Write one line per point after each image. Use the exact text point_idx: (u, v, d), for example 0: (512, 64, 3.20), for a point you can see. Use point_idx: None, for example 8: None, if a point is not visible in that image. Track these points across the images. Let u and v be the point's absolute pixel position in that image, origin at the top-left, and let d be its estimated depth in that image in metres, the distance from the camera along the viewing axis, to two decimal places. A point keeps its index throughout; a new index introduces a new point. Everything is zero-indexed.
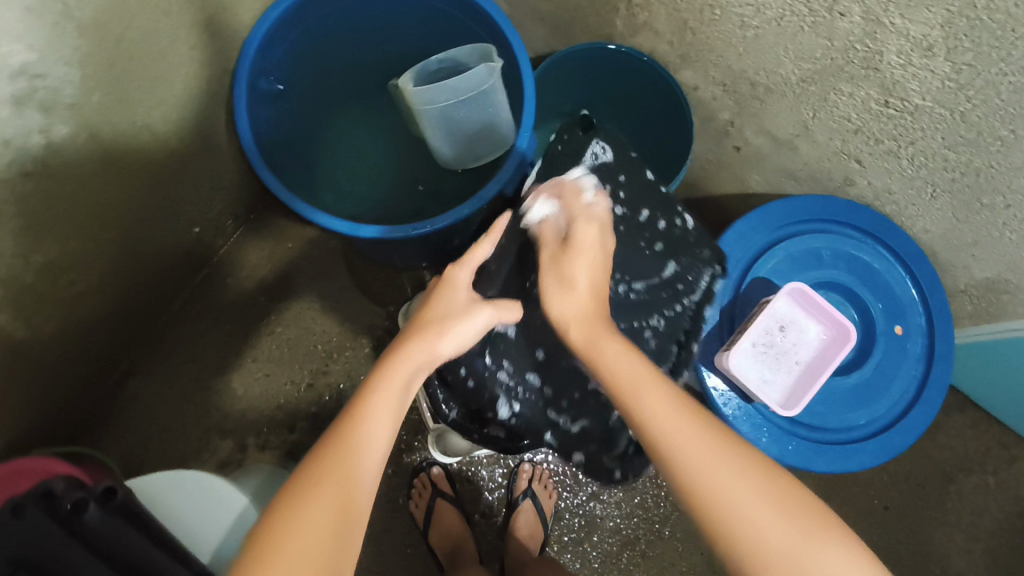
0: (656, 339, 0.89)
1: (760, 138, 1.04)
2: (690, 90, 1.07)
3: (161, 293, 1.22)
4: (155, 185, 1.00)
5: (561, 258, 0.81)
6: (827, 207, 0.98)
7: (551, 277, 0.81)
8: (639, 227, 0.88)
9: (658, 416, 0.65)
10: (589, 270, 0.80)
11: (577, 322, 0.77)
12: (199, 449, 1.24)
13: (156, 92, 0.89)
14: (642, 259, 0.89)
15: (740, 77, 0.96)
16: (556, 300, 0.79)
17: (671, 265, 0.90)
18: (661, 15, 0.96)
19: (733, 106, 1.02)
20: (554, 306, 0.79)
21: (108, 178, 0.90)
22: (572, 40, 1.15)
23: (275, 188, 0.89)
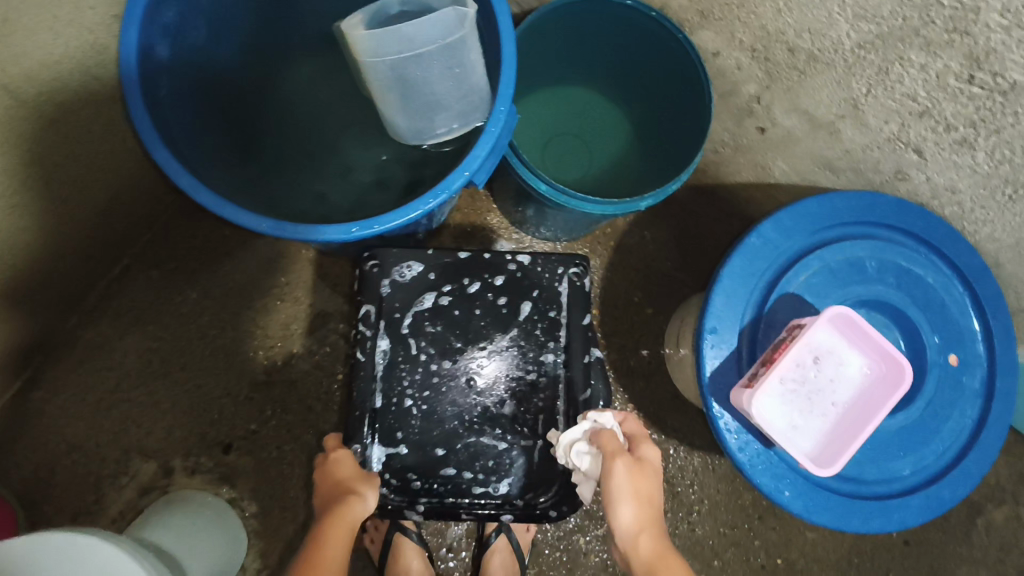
0: (510, 399, 0.68)
1: (792, 118, 0.85)
2: (709, 56, 0.87)
3: (65, 289, 1.02)
4: (34, 163, 0.79)
5: (638, 471, 0.59)
6: (872, 206, 0.80)
7: (626, 494, 0.58)
8: (466, 300, 0.69)
9: None
10: (659, 491, 0.60)
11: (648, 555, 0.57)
12: (115, 473, 1.06)
13: (17, 42, 0.68)
14: (471, 323, 0.69)
15: (776, 41, 0.76)
16: (625, 515, 0.58)
17: (526, 304, 0.70)
18: None
19: (762, 77, 0.83)
20: (624, 519, 0.58)
21: None
22: None
23: (171, 171, 0.66)
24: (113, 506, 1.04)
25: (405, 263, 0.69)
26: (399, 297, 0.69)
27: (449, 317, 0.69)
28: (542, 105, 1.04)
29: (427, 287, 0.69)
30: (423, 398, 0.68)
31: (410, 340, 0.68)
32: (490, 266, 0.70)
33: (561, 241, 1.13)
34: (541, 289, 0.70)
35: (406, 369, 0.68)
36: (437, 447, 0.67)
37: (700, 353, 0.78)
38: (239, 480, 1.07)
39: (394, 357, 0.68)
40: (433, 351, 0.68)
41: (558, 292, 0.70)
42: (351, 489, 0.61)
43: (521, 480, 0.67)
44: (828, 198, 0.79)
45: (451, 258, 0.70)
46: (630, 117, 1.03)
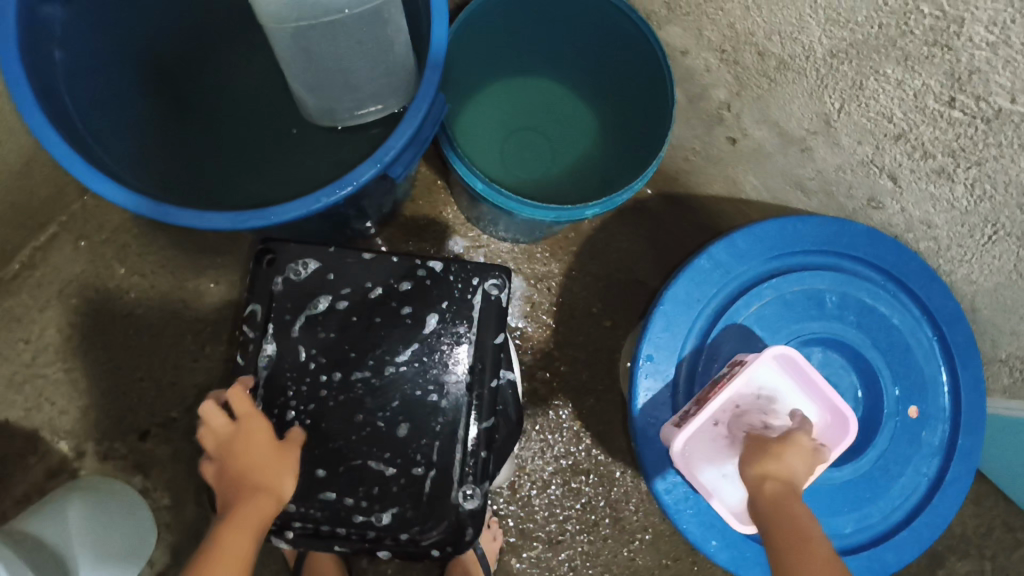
0: (404, 419, 0.62)
1: (763, 131, 0.76)
2: (678, 55, 0.79)
3: None
4: None
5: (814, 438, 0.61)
6: (838, 235, 0.72)
7: (788, 443, 0.58)
8: (365, 308, 0.64)
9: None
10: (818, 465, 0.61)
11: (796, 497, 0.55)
12: (24, 452, 1.00)
13: None
14: (370, 335, 0.63)
15: (746, 41, 0.68)
16: (793, 462, 0.57)
17: (431, 317, 0.64)
18: None
19: (731, 82, 0.75)
20: (790, 466, 0.57)
21: None
22: None
23: (46, 138, 0.58)
24: (19, 487, 0.99)
25: (300, 261, 0.64)
26: (291, 298, 0.63)
27: (344, 324, 0.63)
28: (502, 95, 0.96)
29: (323, 291, 0.64)
30: (308, 411, 0.62)
31: (299, 346, 0.63)
32: (399, 272, 0.64)
33: (518, 242, 1.05)
34: (451, 301, 0.64)
35: (293, 377, 0.63)
36: (319, 467, 0.62)
37: (633, 382, 0.70)
38: (153, 469, 1.01)
39: (279, 366, 0.63)
40: (324, 359, 0.63)
41: (470, 305, 0.64)
42: (268, 477, 0.56)
43: (410, 510, 0.61)
44: (791, 223, 0.71)
45: (353, 262, 0.65)
46: (597, 115, 0.95)
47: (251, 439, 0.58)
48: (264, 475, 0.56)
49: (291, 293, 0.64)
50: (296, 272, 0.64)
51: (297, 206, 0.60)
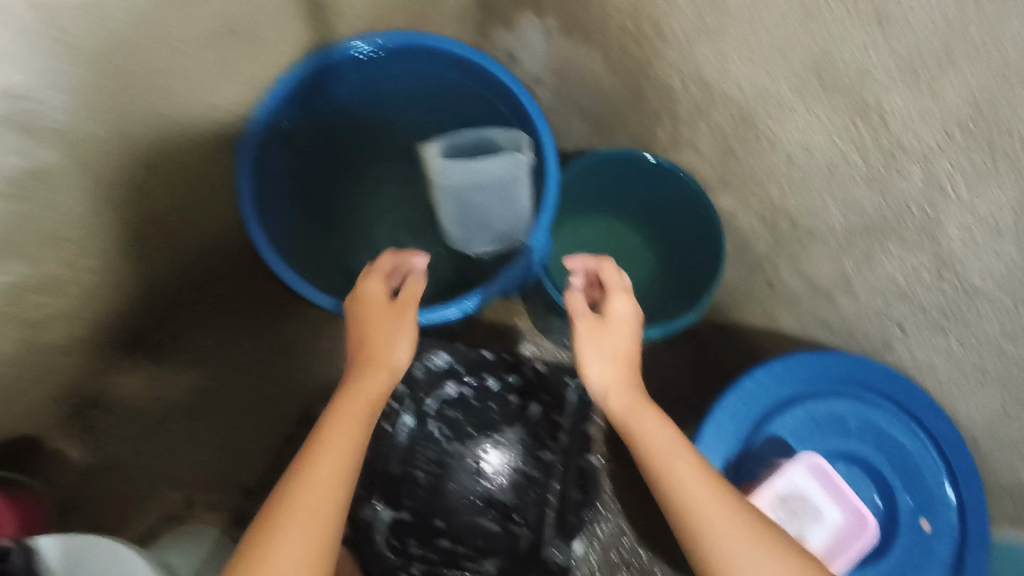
0: (509, 477, 0.94)
1: (796, 280, 0.96)
2: (728, 216, 1.00)
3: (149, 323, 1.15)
4: (155, 220, 0.95)
5: (598, 334, 0.72)
6: (862, 370, 0.87)
7: (597, 352, 0.72)
8: (486, 396, 0.96)
9: (697, 487, 0.63)
10: (621, 343, 0.73)
11: (616, 390, 0.71)
12: (145, 497, 1.16)
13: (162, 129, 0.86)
14: (489, 415, 0.95)
15: (782, 214, 0.89)
16: (595, 369, 0.71)
17: (534, 405, 0.96)
18: (705, 136, 0.91)
19: (771, 241, 0.95)
20: (597, 372, 0.71)
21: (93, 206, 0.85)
22: (611, 141, 1.11)
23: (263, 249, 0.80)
24: (137, 528, 1.14)
25: (434, 359, 0.92)
26: (430, 385, 0.93)
27: (471, 405, 0.95)
28: (580, 232, 1.18)
29: (454, 381, 0.94)
30: (442, 467, 0.93)
31: (438, 420, 0.94)
32: (509, 373, 0.96)
33: None
34: (547, 397, 0.96)
35: (434, 441, 0.94)
36: (445, 515, 0.93)
37: None
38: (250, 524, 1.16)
39: (423, 434, 0.93)
40: (455, 431, 0.94)
41: (565, 399, 0.96)
42: (382, 349, 0.73)
43: (505, 545, 0.93)
44: (821, 357, 0.87)
45: (475, 364, 0.95)
46: (658, 254, 1.15)
47: (371, 309, 0.76)
48: (383, 345, 0.73)
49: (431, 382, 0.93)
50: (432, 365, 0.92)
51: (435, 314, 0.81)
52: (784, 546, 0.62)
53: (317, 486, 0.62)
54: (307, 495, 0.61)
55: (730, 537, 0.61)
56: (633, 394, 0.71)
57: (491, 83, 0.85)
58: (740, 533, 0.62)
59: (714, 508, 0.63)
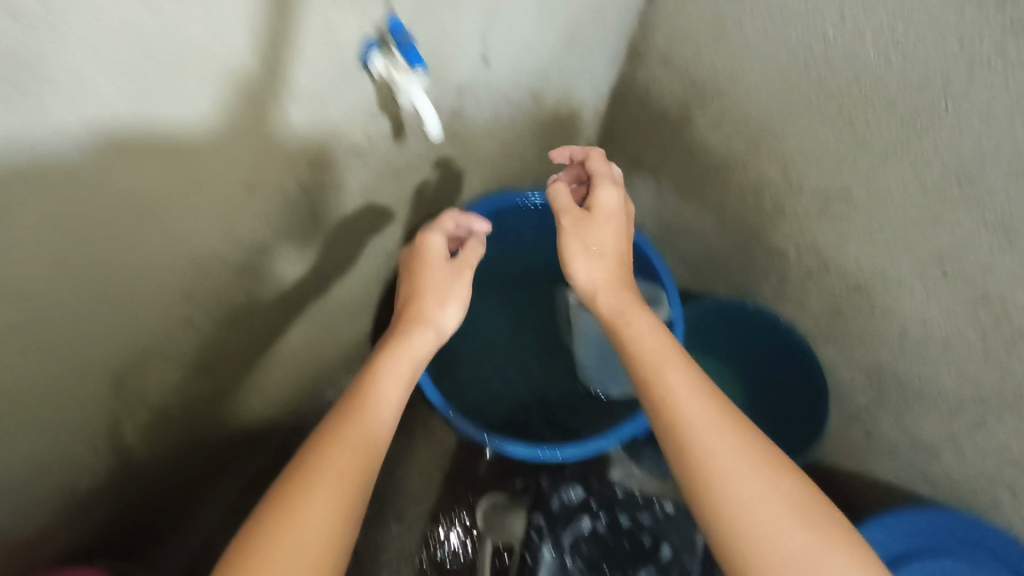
0: None
1: (898, 434, 1.01)
2: (828, 367, 1.07)
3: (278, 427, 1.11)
4: (319, 338, 1.01)
5: (583, 225, 0.75)
6: (966, 525, 0.91)
7: (579, 251, 0.75)
8: (619, 531, 1.11)
9: (688, 394, 0.60)
10: (611, 240, 0.76)
11: (603, 289, 0.73)
12: None
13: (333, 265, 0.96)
14: (621, 550, 1.09)
15: (890, 373, 0.96)
16: (582, 268, 0.74)
17: (665, 545, 1.09)
18: (814, 296, 0.99)
19: (874, 395, 1.01)
20: (581, 270, 0.74)
21: (273, 322, 0.87)
22: (710, 287, 1.21)
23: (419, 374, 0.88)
24: None
25: (569, 492, 1.16)
26: (565, 516, 1.13)
27: (604, 538, 1.11)
28: None
29: (587, 512, 1.14)
30: None
31: (573, 550, 1.10)
32: (639, 510, 1.13)
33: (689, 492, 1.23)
34: (674, 539, 1.09)
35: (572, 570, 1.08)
36: None
37: None
38: None
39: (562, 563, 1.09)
40: (589, 562, 1.08)
41: (690, 540, 1.09)
42: (428, 303, 0.76)
43: None
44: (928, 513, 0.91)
45: (607, 501, 1.15)
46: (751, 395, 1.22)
47: (428, 263, 0.79)
48: (431, 307, 0.75)
49: (566, 513, 1.13)
50: (568, 498, 1.15)
51: (575, 450, 0.86)
52: (827, 526, 0.53)
53: (370, 422, 0.62)
54: (353, 429, 0.61)
55: (743, 477, 0.55)
56: (622, 290, 0.73)
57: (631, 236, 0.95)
58: (778, 509, 0.53)
59: (743, 475, 0.55)
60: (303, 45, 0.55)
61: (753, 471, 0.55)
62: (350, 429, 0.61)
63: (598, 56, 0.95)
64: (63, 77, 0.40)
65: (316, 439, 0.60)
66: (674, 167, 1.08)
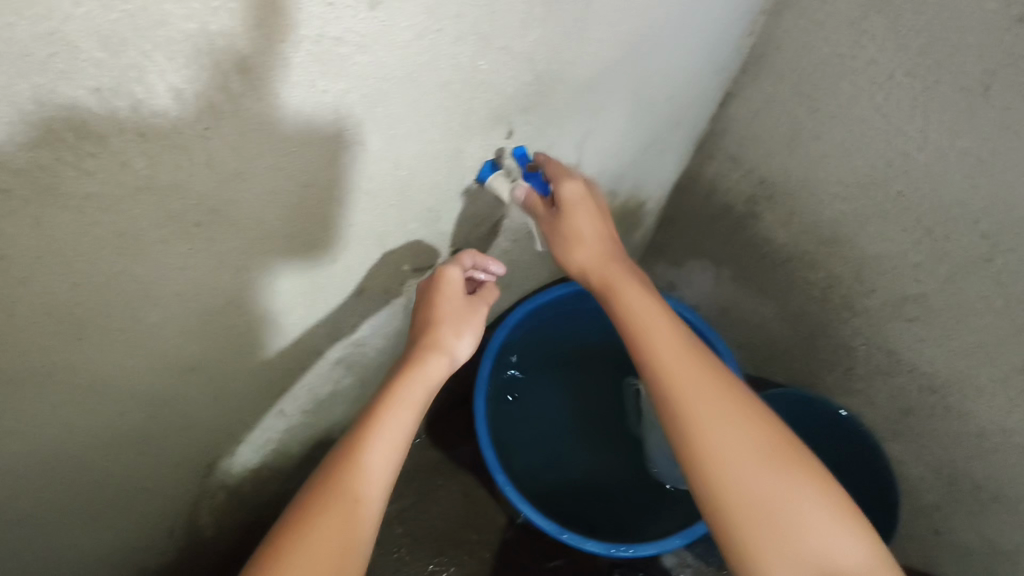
0: None
1: (971, 535, 1.00)
2: (894, 462, 1.07)
3: None
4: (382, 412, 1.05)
5: (556, 222, 0.67)
6: None
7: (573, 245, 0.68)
8: None
9: (684, 368, 0.60)
10: (591, 221, 0.67)
11: (595, 269, 0.68)
12: None
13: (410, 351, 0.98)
14: None
15: (961, 473, 0.96)
16: (573, 255, 0.69)
17: None
18: (882, 392, 1.01)
19: (944, 494, 1.01)
20: (575, 257, 0.68)
21: (343, 398, 0.92)
22: (766, 375, 1.22)
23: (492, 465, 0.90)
24: None
25: None
26: None
27: None
28: None
29: None
30: None
31: None
32: None
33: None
34: None
35: None
36: None
37: None
38: None
39: None
40: None
41: None
42: (445, 330, 0.69)
43: None
44: None
45: None
46: None
47: (448, 295, 0.71)
48: (449, 336, 0.68)
49: None
50: None
51: (651, 550, 0.86)
52: (807, 468, 0.57)
53: (377, 450, 0.59)
54: (357, 453, 0.59)
55: (742, 454, 0.57)
56: (612, 262, 0.68)
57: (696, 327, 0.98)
58: (750, 457, 0.57)
59: (744, 450, 0.57)
60: (437, 176, 0.62)
61: (739, 438, 0.57)
62: (353, 454, 0.59)
63: (668, 156, 1.01)
64: (247, 215, 0.48)
65: (326, 467, 0.59)
66: (736, 260, 1.11)
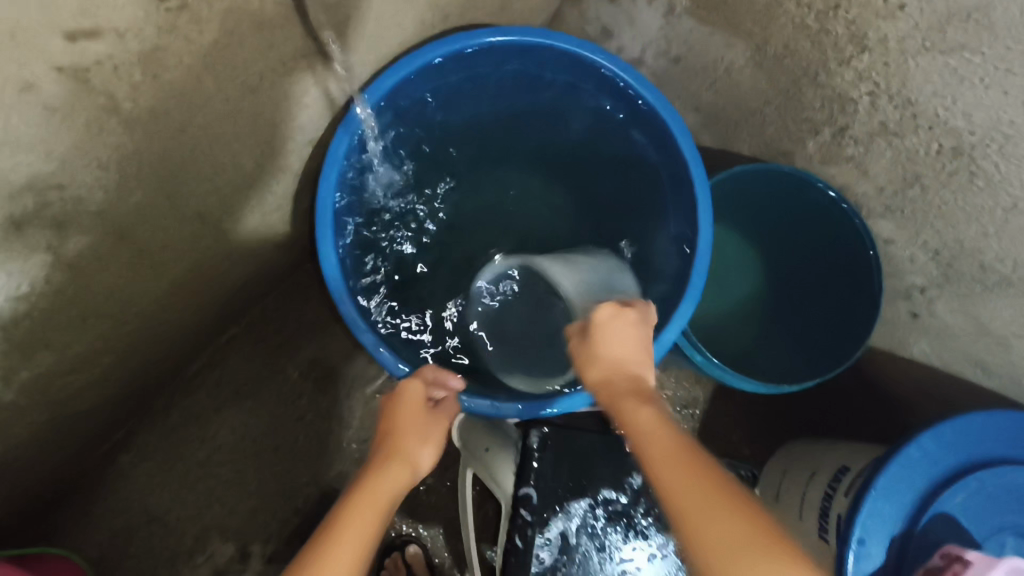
0: None
1: (956, 319, 0.83)
2: (881, 242, 0.85)
3: (177, 342, 0.92)
4: (211, 257, 0.76)
5: (609, 324, 0.63)
6: (964, 437, 0.77)
7: (619, 335, 0.63)
8: None
9: (671, 438, 0.52)
10: (632, 327, 0.64)
11: (612, 367, 0.61)
12: (191, 550, 1.03)
13: (221, 180, 0.65)
14: None
15: (968, 254, 0.74)
16: (612, 352, 0.62)
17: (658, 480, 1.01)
18: (884, 157, 0.75)
19: (936, 276, 0.81)
20: (617, 355, 0.61)
21: (120, 262, 0.61)
22: (730, 142, 0.94)
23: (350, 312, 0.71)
24: None
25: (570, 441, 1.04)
26: None
27: None
28: None
29: None
30: None
31: None
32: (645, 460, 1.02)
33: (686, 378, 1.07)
34: None
35: None
36: None
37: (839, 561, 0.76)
38: None
39: None
40: None
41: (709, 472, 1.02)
42: (408, 446, 0.61)
43: None
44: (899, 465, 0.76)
45: None
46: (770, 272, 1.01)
47: (412, 401, 0.65)
48: (412, 445, 0.61)
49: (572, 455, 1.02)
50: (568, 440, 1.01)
51: (588, 395, 0.69)
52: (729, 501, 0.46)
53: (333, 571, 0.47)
54: None
55: (696, 486, 0.47)
56: (636, 369, 0.61)
57: (631, 92, 0.76)
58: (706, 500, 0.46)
59: (674, 453, 0.50)
60: None
61: (697, 465, 0.48)
62: None
63: None
64: None
65: None
66: None
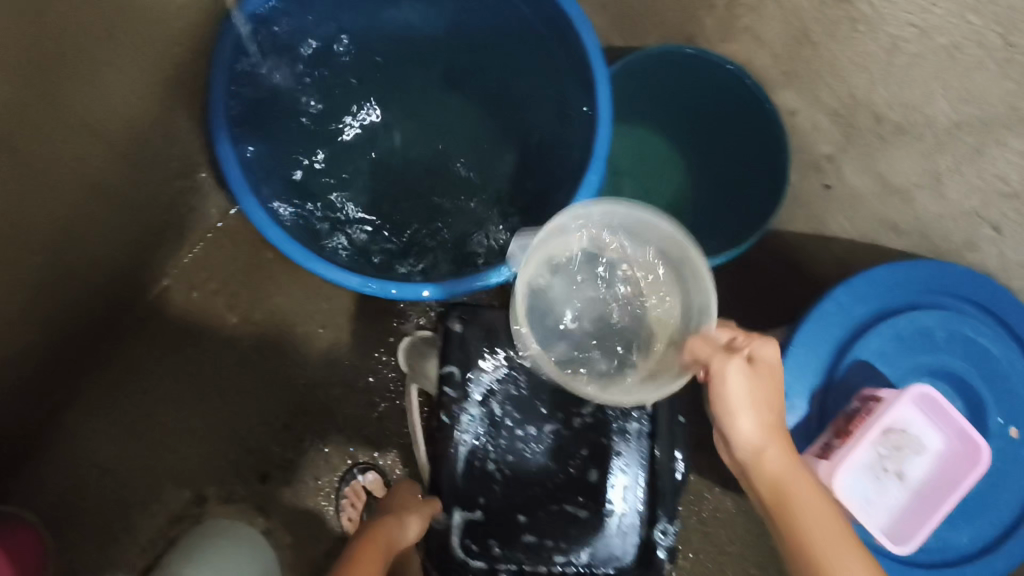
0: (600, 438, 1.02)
1: (863, 183, 0.85)
2: (787, 115, 0.87)
3: (99, 284, 0.91)
4: None
5: (735, 388, 0.62)
6: (885, 285, 0.80)
7: (745, 404, 0.63)
8: None
9: (811, 511, 0.62)
10: (763, 394, 0.63)
11: (756, 448, 0.63)
12: (146, 500, 1.02)
13: None
14: None
15: (864, 108, 0.76)
16: (746, 425, 0.63)
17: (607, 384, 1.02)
18: (775, 19, 0.76)
19: (840, 140, 0.83)
20: (746, 428, 0.63)
21: None
22: (639, 35, 0.94)
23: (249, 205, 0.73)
24: (143, 534, 1.01)
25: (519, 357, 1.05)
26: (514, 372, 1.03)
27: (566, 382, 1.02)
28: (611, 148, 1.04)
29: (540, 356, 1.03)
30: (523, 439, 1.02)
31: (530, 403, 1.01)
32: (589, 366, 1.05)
33: None
34: None
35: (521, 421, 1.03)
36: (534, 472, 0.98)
37: None
38: (274, 511, 1.05)
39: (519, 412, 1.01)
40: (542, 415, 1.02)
41: None
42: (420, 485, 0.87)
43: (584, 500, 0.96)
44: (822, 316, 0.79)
45: None
46: None
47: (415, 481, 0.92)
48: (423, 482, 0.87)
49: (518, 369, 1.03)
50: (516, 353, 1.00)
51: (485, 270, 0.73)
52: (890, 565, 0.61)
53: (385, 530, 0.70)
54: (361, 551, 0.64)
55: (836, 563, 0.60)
56: (779, 443, 0.64)
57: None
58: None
59: (824, 532, 0.61)
60: None
61: (835, 535, 0.61)
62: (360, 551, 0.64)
63: None
64: None
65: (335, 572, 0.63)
66: None
